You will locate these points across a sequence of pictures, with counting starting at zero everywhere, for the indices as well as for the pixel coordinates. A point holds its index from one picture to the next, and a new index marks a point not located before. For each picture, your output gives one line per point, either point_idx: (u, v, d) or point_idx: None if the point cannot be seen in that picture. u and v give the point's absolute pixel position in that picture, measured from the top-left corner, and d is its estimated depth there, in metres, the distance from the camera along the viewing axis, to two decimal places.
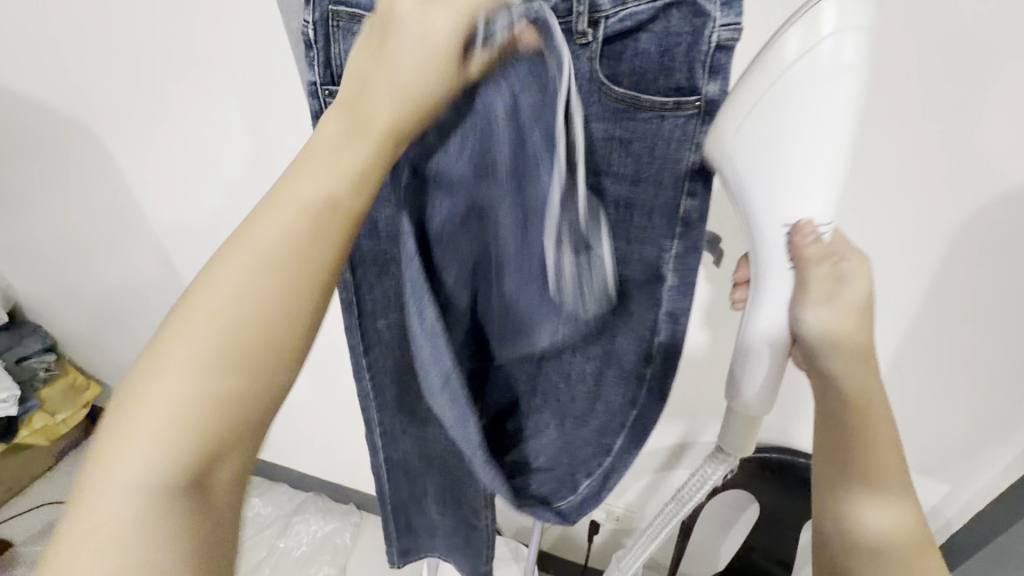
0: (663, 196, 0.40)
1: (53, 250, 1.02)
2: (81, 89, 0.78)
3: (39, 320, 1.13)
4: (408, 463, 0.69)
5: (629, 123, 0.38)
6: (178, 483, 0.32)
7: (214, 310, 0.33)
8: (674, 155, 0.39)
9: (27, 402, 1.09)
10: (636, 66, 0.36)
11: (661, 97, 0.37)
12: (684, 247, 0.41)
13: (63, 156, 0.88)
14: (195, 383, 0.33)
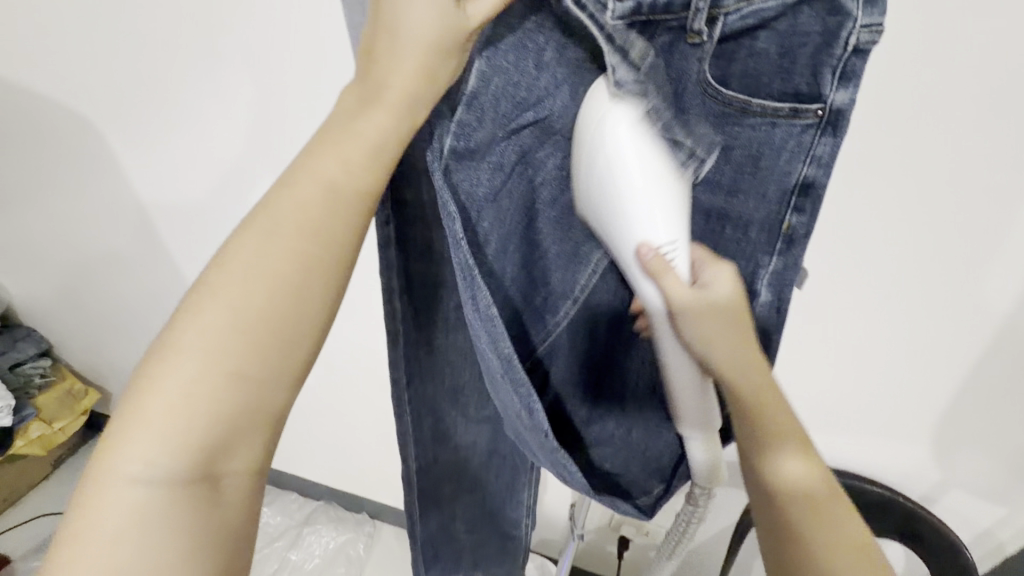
0: (764, 208, 0.37)
1: (47, 251, 0.95)
2: (75, 77, 0.70)
3: (33, 323, 1.07)
4: (440, 491, 0.63)
5: (734, 129, 0.35)
6: (189, 474, 0.29)
7: (216, 327, 0.29)
8: (783, 167, 0.35)
9: (23, 410, 1.01)
10: (750, 68, 0.33)
11: (775, 103, 0.33)
12: (783, 265, 0.37)
13: (51, 150, 0.80)
14: (199, 402, 0.28)
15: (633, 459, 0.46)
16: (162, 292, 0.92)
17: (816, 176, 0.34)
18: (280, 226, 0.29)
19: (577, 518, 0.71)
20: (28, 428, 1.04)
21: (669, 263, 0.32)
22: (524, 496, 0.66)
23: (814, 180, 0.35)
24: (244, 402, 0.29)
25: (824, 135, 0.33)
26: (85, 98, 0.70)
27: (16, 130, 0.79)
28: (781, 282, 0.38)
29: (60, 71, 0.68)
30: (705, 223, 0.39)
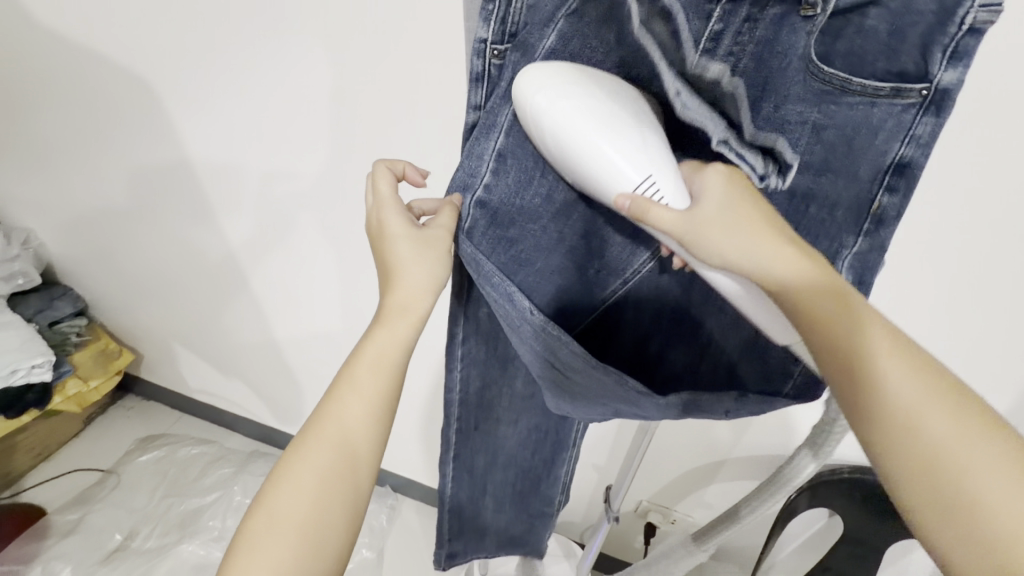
0: (853, 187, 0.37)
1: (88, 211, 0.95)
2: (132, 34, 0.68)
3: (71, 283, 1.09)
4: (474, 461, 0.63)
5: (831, 107, 0.35)
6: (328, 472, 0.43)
7: (340, 432, 0.44)
8: (879, 146, 0.36)
9: (61, 366, 1.04)
10: (856, 46, 0.33)
11: (876, 82, 0.34)
12: (869, 247, 0.38)
13: (100, 109, 0.79)
14: (341, 475, 0.43)
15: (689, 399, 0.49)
16: (204, 257, 0.93)
17: (914, 157, 0.35)
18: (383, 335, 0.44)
19: (611, 501, 0.73)
20: (64, 385, 1.06)
21: (649, 199, 0.35)
22: (562, 472, 0.69)
23: (911, 160, 0.35)
24: (360, 424, 0.44)
25: (926, 116, 0.34)
26: (144, 55, 0.70)
27: (66, 87, 0.79)
28: (864, 264, 0.39)
29: (122, 27, 0.68)
30: (790, 202, 0.40)
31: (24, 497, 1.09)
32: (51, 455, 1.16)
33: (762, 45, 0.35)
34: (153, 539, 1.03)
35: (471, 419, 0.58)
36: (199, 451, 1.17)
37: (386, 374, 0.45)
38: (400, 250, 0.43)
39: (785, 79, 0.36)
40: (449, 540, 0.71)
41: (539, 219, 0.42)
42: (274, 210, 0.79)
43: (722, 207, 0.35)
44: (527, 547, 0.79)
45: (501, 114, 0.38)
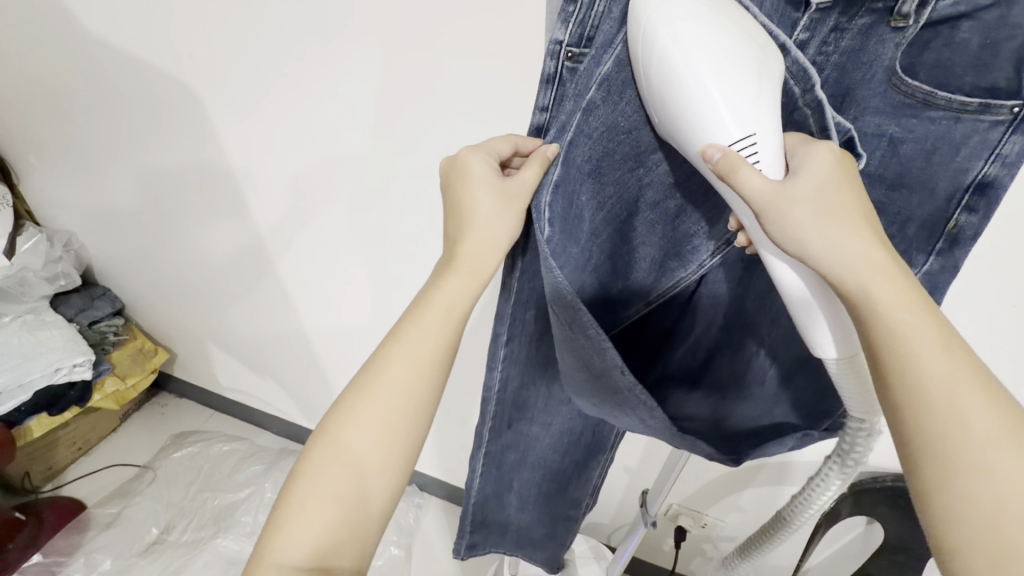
0: (929, 204, 0.36)
1: (127, 214, 0.98)
2: (179, 45, 0.70)
3: (109, 283, 1.14)
4: (504, 457, 0.62)
5: (910, 121, 0.34)
6: (356, 476, 0.43)
7: (386, 400, 0.44)
8: (960, 162, 0.34)
9: (100, 365, 1.06)
10: (943, 59, 0.32)
11: (962, 96, 0.32)
12: (940, 265, 0.38)
13: (142, 115, 0.81)
14: (388, 434, 0.44)
15: (721, 408, 0.49)
16: (242, 261, 0.94)
17: (999, 175, 0.33)
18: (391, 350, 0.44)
19: (648, 506, 0.74)
20: (103, 383, 1.09)
21: (744, 159, 0.31)
22: (593, 475, 0.66)
23: (994, 178, 0.34)
24: (387, 427, 0.44)
25: (1016, 133, 0.32)
26: (189, 65, 0.71)
27: (109, 95, 0.81)
28: (934, 283, 0.38)
29: (168, 38, 0.70)
30: None
31: (64, 491, 1.13)
32: (89, 450, 1.20)
33: (848, 55, 0.34)
34: (189, 532, 1.06)
35: (504, 420, 0.57)
36: (231, 448, 1.20)
37: (440, 334, 0.44)
38: (479, 192, 0.41)
39: (862, 91, 0.35)
40: (471, 531, 0.70)
41: (578, 241, 0.39)
42: (315, 216, 0.80)
43: (821, 194, 0.32)
44: (544, 555, 0.77)
45: (551, 138, 0.35)
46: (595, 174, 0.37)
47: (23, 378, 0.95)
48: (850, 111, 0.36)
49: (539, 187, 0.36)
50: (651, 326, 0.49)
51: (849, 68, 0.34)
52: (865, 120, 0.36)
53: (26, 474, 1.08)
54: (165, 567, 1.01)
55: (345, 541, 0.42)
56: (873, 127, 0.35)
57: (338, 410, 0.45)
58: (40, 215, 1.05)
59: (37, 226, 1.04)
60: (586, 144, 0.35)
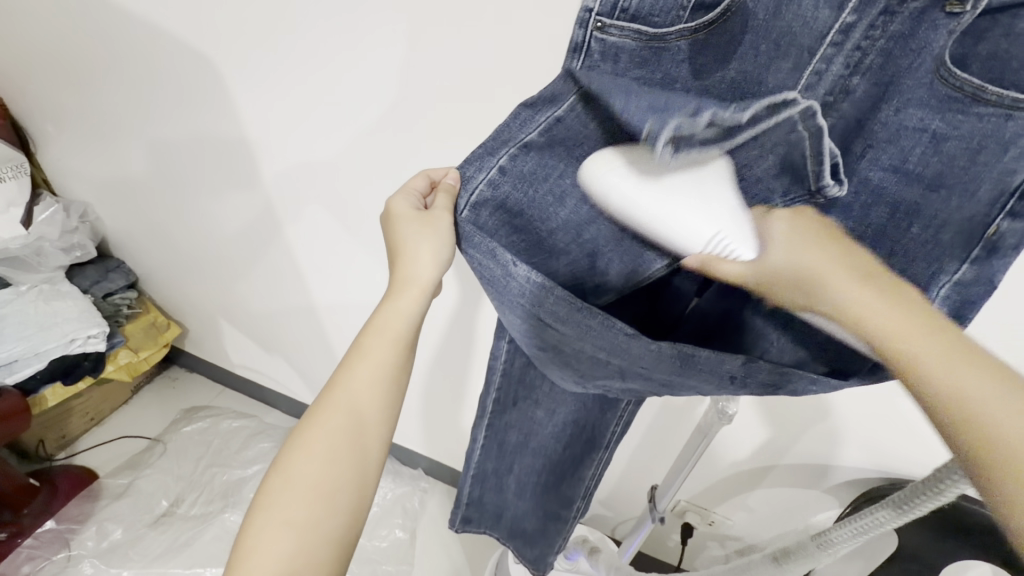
0: (969, 207, 0.32)
1: (142, 187, 0.97)
2: (202, 15, 0.68)
3: (123, 256, 1.14)
4: (505, 436, 0.62)
5: (957, 116, 0.31)
6: (337, 455, 0.43)
7: (352, 400, 0.44)
8: (1006, 164, 0.31)
9: (114, 337, 1.07)
10: (1001, 50, 0.30)
11: (1015, 93, 0.29)
12: (975, 273, 0.33)
13: (162, 86, 0.80)
14: (371, 411, 0.44)
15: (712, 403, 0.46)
16: (254, 234, 0.94)
17: None
18: (378, 328, 0.45)
19: (657, 501, 0.72)
20: (116, 355, 1.10)
21: (715, 257, 0.34)
22: (586, 475, 0.64)
23: None
24: (366, 407, 0.44)
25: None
26: (209, 34, 0.70)
27: (129, 65, 0.80)
28: (963, 295, 0.34)
29: (192, 9, 0.68)
30: (890, 217, 0.35)
31: (76, 460, 1.14)
32: (101, 419, 1.21)
33: (896, 40, 0.32)
34: (198, 506, 1.07)
35: (510, 393, 0.57)
36: (240, 425, 1.20)
37: (391, 348, 0.45)
38: (405, 228, 0.43)
39: (909, 80, 0.32)
40: (465, 503, 0.70)
41: (549, 220, 0.38)
42: (331, 195, 0.79)
43: (793, 243, 0.34)
44: (533, 554, 0.75)
45: (543, 112, 0.37)
46: (572, 154, 0.37)
47: (40, 347, 0.95)
48: (892, 103, 0.33)
49: (465, 161, 0.37)
50: (662, 304, 0.46)
51: (895, 55, 0.32)
52: (906, 113, 0.33)
53: (41, 442, 1.09)
54: (174, 539, 1.02)
55: (315, 525, 0.41)
56: (914, 122, 0.32)
57: (320, 395, 0.45)
58: (56, 185, 1.05)
59: (54, 196, 1.05)
60: (574, 126, 0.37)
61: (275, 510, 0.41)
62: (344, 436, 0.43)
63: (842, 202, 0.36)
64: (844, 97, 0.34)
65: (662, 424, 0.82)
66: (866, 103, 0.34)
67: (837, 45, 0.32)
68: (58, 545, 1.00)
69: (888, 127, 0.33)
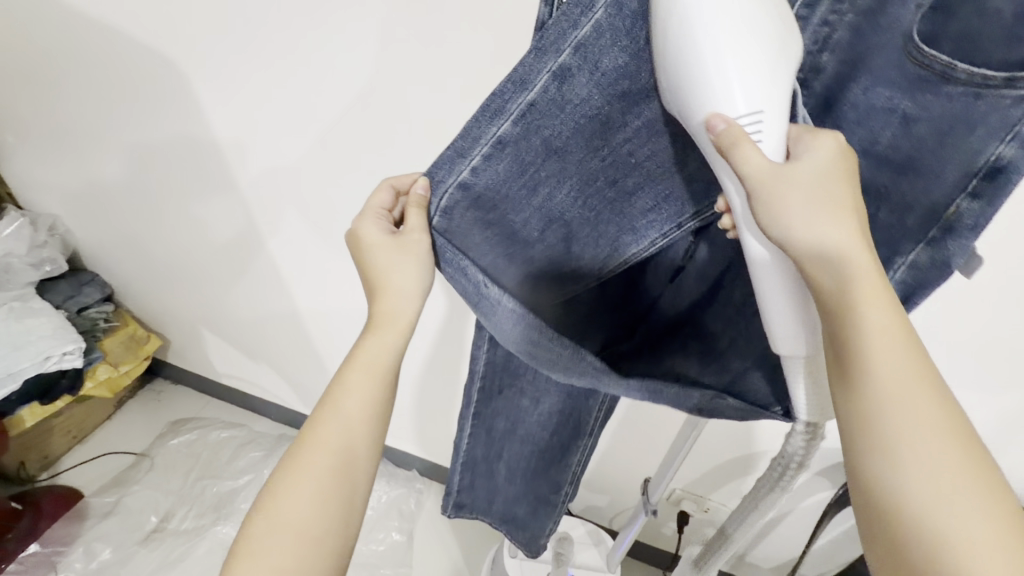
0: (935, 191, 0.33)
1: (112, 197, 0.94)
2: (165, 17, 0.66)
3: (97, 269, 1.11)
4: (494, 423, 0.60)
5: (927, 95, 0.31)
6: (325, 493, 0.41)
7: (340, 432, 0.42)
8: (974, 143, 0.31)
9: (92, 353, 1.04)
10: (971, 27, 0.29)
11: (988, 69, 0.29)
12: (931, 258, 0.34)
13: (125, 91, 0.77)
14: (356, 448, 0.43)
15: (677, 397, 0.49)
16: (234, 243, 0.91)
17: (1015, 158, 0.30)
18: (361, 362, 0.43)
19: (650, 494, 0.72)
20: (95, 371, 1.07)
21: (747, 135, 0.29)
22: (573, 461, 0.64)
23: (1009, 162, 0.30)
24: (352, 443, 0.43)
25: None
26: (172, 36, 0.67)
27: (90, 71, 0.77)
28: (919, 278, 0.35)
29: (153, 10, 0.66)
30: (859, 202, 0.35)
31: (59, 480, 1.11)
32: (84, 437, 1.18)
33: (864, 15, 0.31)
34: (189, 520, 1.06)
35: (497, 381, 0.56)
36: (229, 435, 1.18)
37: (377, 381, 0.44)
38: (382, 254, 0.41)
39: (877, 57, 0.31)
40: (457, 495, 0.67)
41: (520, 212, 0.37)
42: (308, 198, 0.77)
43: (820, 186, 0.30)
44: (525, 536, 0.74)
45: (513, 102, 0.33)
46: (542, 142, 0.35)
47: (13, 367, 0.92)
48: (861, 82, 0.32)
49: (430, 167, 0.35)
50: (637, 299, 0.45)
51: (865, 32, 0.31)
52: (874, 92, 0.32)
53: (22, 463, 1.07)
54: (166, 555, 1.01)
55: (306, 565, 0.40)
56: (883, 101, 0.32)
57: (303, 431, 0.43)
58: (22, 198, 1.02)
59: (20, 210, 1.01)
60: (550, 113, 0.34)
61: (262, 554, 0.39)
62: (333, 474, 0.42)
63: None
64: (815, 76, 0.33)
65: (653, 414, 0.82)
66: (835, 82, 0.33)
67: (805, 18, 0.32)
68: (45, 569, 0.97)
69: (857, 108, 0.33)
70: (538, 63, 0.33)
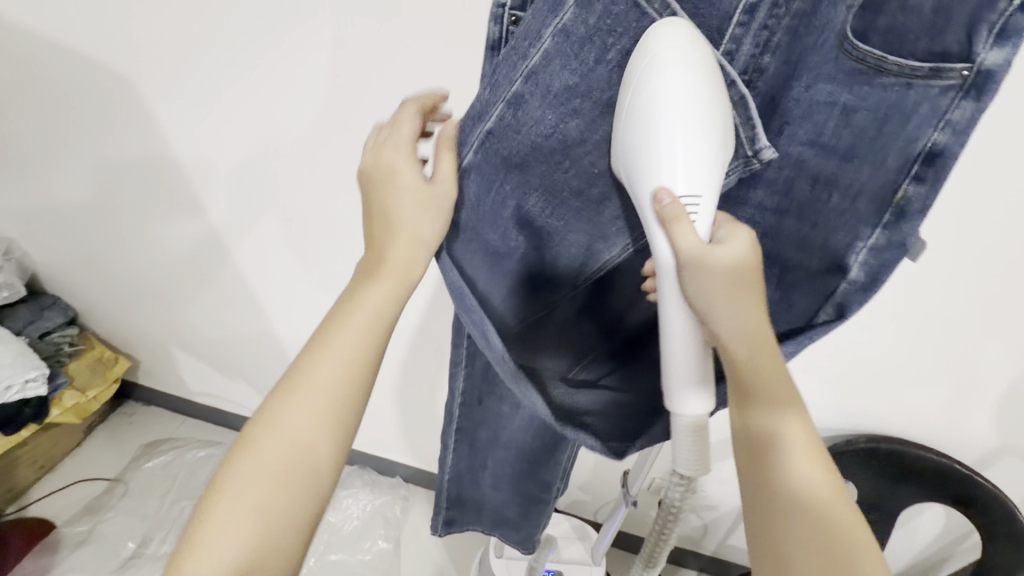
0: (878, 176, 0.34)
1: (71, 217, 0.92)
2: (117, 33, 0.65)
3: (59, 291, 1.07)
4: (476, 434, 0.61)
5: (863, 88, 0.32)
6: (296, 452, 0.39)
7: (301, 419, 0.40)
8: (910, 132, 0.32)
9: (56, 379, 1.01)
10: (897, 23, 0.30)
11: (915, 62, 0.30)
12: (885, 240, 0.35)
13: (77, 108, 0.75)
14: (333, 408, 0.40)
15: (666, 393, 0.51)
16: (201, 259, 0.90)
17: (947, 144, 0.31)
18: (350, 308, 0.41)
19: (629, 486, 0.73)
20: (61, 397, 1.04)
21: (684, 215, 0.31)
22: (562, 459, 0.64)
23: (943, 148, 0.32)
24: (335, 399, 0.40)
25: (965, 99, 0.30)
26: (125, 51, 0.66)
27: (40, 89, 0.75)
28: (879, 260, 0.36)
29: (104, 25, 0.65)
30: (812, 188, 0.36)
31: (28, 512, 1.08)
32: (53, 466, 1.15)
33: (799, 18, 0.31)
34: (168, 543, 1.03)
35: (474, 393, 0.56)
36: (206, 454, 1.16)
37: (370, 332, 0.41)
38: (403, 198, 0.38)
39: (813, 55, 0.32)
40: (446, 507, 0.69)
41: (495, 228, 0.39)
42: (273, 211, 0.77)
43: (743, 273, 0.33)
44: (518, 536, 0.75)
45: (474, 132, 0.35)
46: (502, 163, 0.36)
47: None
48: (802, 79, 0.33)
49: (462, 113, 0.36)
50: (611, 304, 0.45)
51: (801, 33, 0.31)
52: (816, 88, 0.33)
53: None
54: None
55: (270, 522, 0.38)
56: (824, 96, 0.33)
57: (288, 377, 0.41)
58: None
59: None
60: (507, 137, 0.34)
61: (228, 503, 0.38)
62: (310, 431, 0.40)
63: (767, 175, 0.37)
64: (758, 76, 0.33)
65: None
66: (779, 80, 0.33)
67: (744, 24, 0.31)
68: None
69: (800, 104, 0.33)
70: (499, 96, 0.33)
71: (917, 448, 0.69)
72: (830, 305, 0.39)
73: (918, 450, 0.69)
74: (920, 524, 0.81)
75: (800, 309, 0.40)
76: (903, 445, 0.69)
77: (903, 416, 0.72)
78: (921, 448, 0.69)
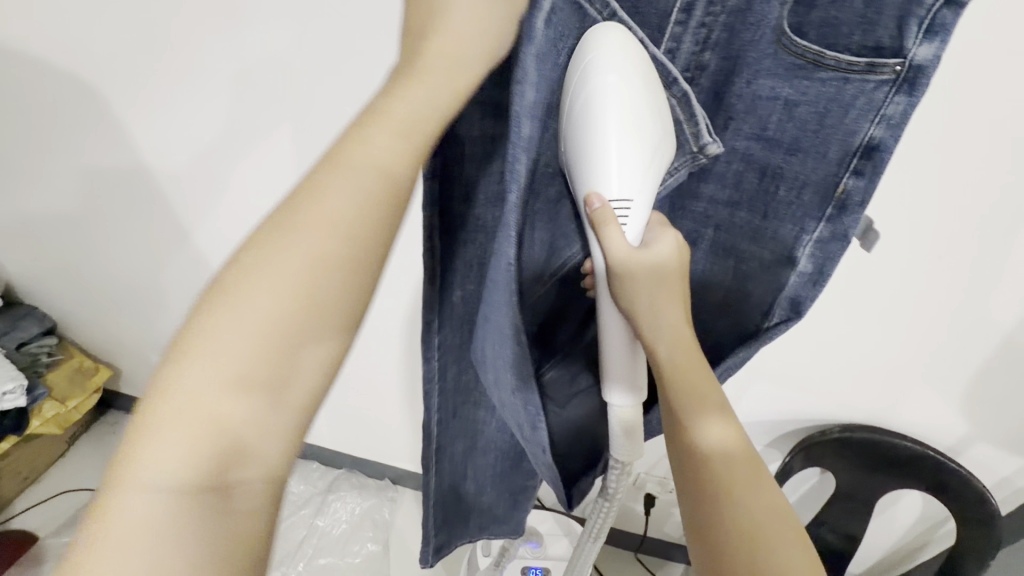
0: (821, 168, 0.34)
1: (42, 226, 0.91)
2: (80, 40, 0.65)
3: (35, 301, 1.06)
4: (452, 446, 0.58)
5: (803, 83, 0.31)
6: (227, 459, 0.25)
7: (237, 408, 0.25)
8: (848, 125, 0.32)
9: (35, 390, 1.00)
10: (830, 17, 0.30)
11: (849, 56, 0.30)
12: (830, 232, 0.35)
13: (43, 116, 0.74)
14: (292, 381, 0.26)
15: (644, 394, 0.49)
16: (176, 265, 0.89)
17: (885, 138, 0.31)
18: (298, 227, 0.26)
19: None
20: (41, 408, 1.03)
21: (615, 218, 0.30)
22: None
23: (881, 142, 0.32)
24: (294, 364, 0.26)
25: (898, 94, 0.30)
26: (89, 59, 0.66)
27: (3, 98, 0.74)
28: (825, 252, 0.36)
29: (66, 34, 0.64)
30: (760, 181, 0.36)
31: (11, 525, 1.07)
32: (35, 479, 1.14)
33: (736, 15, 0.31)
34: None
35: (448, 406, 0.52)
36: None
37: (341, 258, 0.26)
38: None
39: (753, 52, 0.32)
40: (435, 525, 0.65)
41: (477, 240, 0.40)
42: (246, 215, 0.76)
43: (671, 277, 0.33)
44: (509, 529, 0.71)
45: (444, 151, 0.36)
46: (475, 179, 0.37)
47: None
48: (744, 75, 0.33)
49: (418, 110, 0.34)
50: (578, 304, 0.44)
51: (738, 29, 0.32)
52: (758, 84, 0.33)
53: None
54: None
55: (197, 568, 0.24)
56: (766, 91, 0.33)
57: (196, 336, 0.25)
58: None
59: None
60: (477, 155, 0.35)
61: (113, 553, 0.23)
62: (252, 418, 0.25)
63: (716, 169, 0.37)
64: (701, 73, 0.34)
65: None
66: (721, 75, 0.34)
67: (683, 23, 0.32)
68: None
69: (744, 99, 0.34)
70: (510, 146, 0.27)
71: (893, 437, 0.69)
72: (785, 298, 0.39)
73: (892, 438, 0.70)
74: (899, 510, 0.82)
75: (755, 300, 0.40)
76: (877, 433, 0.70)
77: (876, 404, 0.72)
78: (897, 436, 0.70)
